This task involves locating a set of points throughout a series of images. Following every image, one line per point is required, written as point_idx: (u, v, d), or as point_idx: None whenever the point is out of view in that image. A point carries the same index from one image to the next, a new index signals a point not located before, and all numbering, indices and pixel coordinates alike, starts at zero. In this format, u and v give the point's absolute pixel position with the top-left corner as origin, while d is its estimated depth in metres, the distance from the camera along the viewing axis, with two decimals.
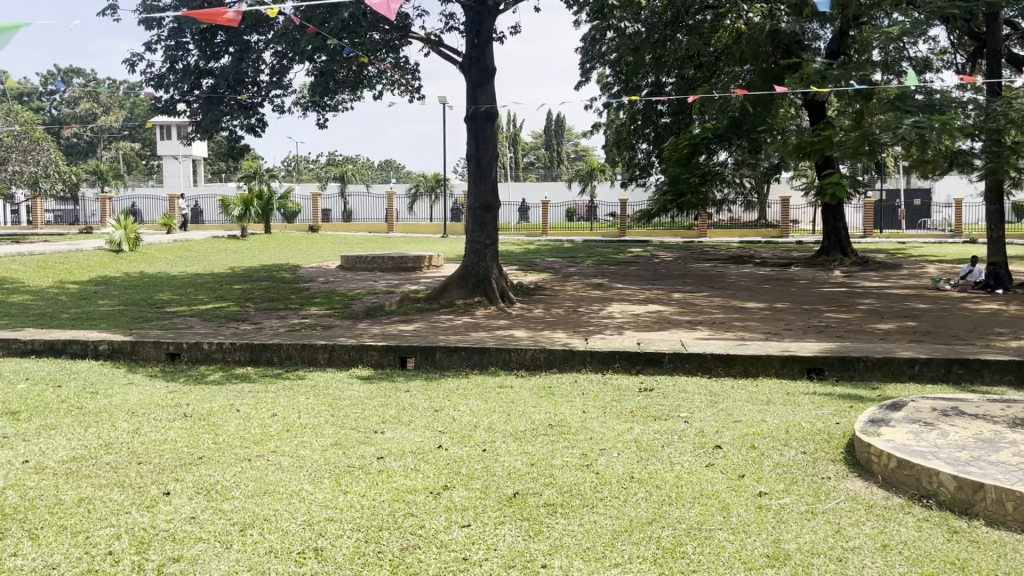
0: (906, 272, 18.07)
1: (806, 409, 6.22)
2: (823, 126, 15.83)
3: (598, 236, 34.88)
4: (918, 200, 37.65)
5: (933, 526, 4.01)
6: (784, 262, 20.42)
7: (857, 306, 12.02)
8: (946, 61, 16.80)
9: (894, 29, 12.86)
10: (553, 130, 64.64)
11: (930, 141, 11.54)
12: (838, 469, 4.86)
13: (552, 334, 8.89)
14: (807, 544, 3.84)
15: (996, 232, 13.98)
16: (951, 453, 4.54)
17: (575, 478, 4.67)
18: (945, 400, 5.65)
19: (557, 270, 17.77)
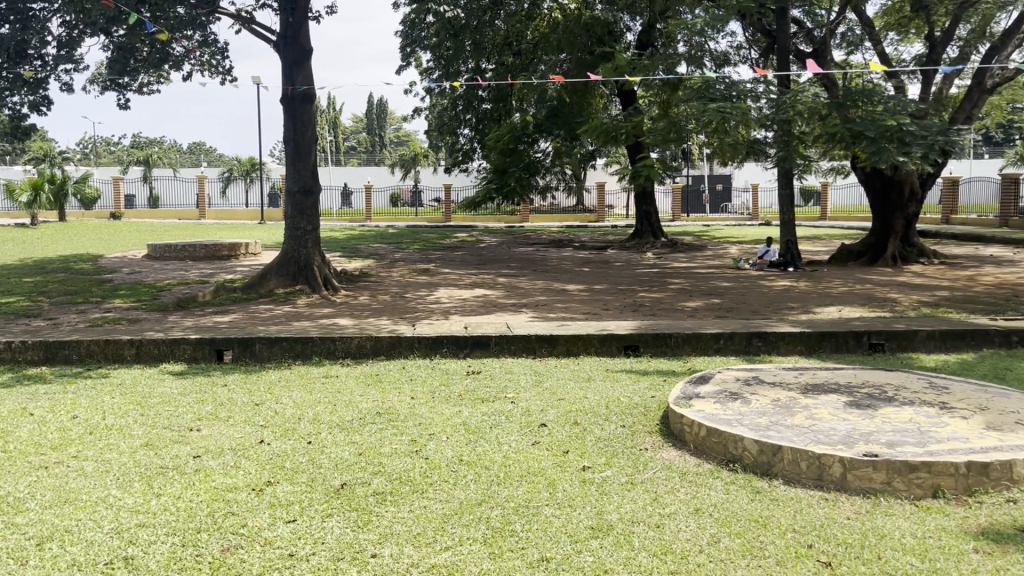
0: (710, 253, 19.36)
1: (623, 384, 6.52)
2: (633, 112, 16.59)
3: (422, 222, 34.75)
4: (719, 187, 40.43)
5: (738, 488, 4.32)
6: (600, 245, 21.28)
7: (668, 286, 12.71)
8: (742, 56, 17.95)
9: (697, 21, 13.60)
10: (375, 113, 63.78)
11: (730, 126, 12.37)
12: (654, 439, 5.14)
13: (377, 321, 8.77)
14: (628, 514, 4.02)
15: (787, 216, 15.25)
16: (753, 420, 4.90)
17: (404, 464, 4.63)
18: (747, 371, 6.11)
19: (381, 256, 17.55)
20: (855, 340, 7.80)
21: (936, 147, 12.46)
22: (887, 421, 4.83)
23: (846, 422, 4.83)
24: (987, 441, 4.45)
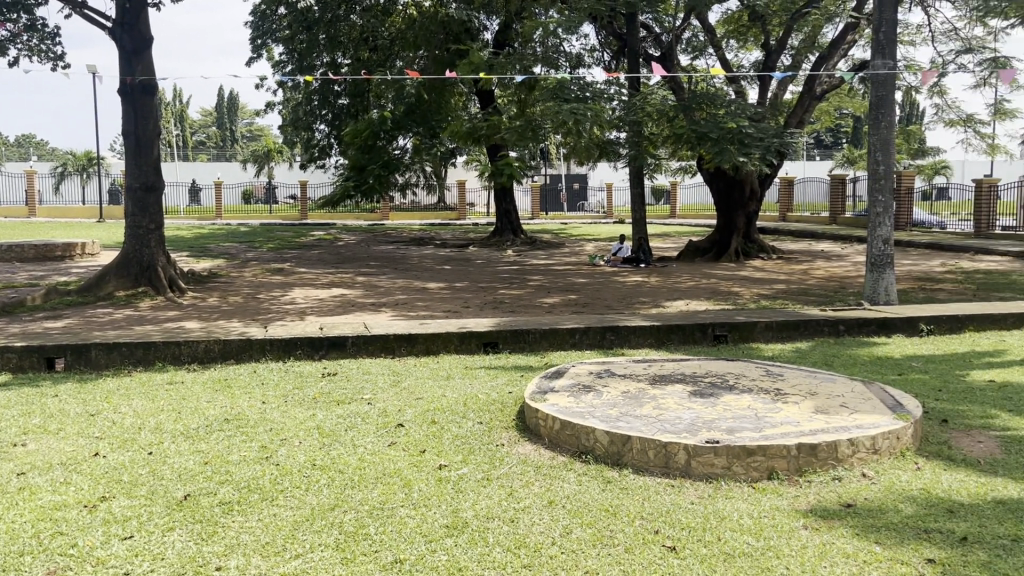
0: (568, 250, 19.81)
1: (481, 381, 6.55)
2: (491, 111, 16.72)
3: (277, 220, 33.74)
4: (576, 185, 41.45)
5: (590, 479, 4.44)
6: (460, 243, 21.34)
7: (527, 283, 12.90)
8: (595, 58, 18.46)
9: (551, 22, 13.85)
10: (226, 106, 61.28)
11: (584, 127, 12.68)
12: (510, 435, 5.20)
13: (227, 324, 8.42)
14: (483, 511, 4.04)
15: (639, 214, 15.82)
16: (604, 412, 5.04)
17: (253, 472, 4.47)
18: (600, 364, 6.29)
19: (233, 255, 16.89)
20: (702, 332, 8.15)
21: (772, 149, 13.28)
22: (727, 409, 5.09)
23: (690, 411, 5.05)
24: (816, 424, 4.77)
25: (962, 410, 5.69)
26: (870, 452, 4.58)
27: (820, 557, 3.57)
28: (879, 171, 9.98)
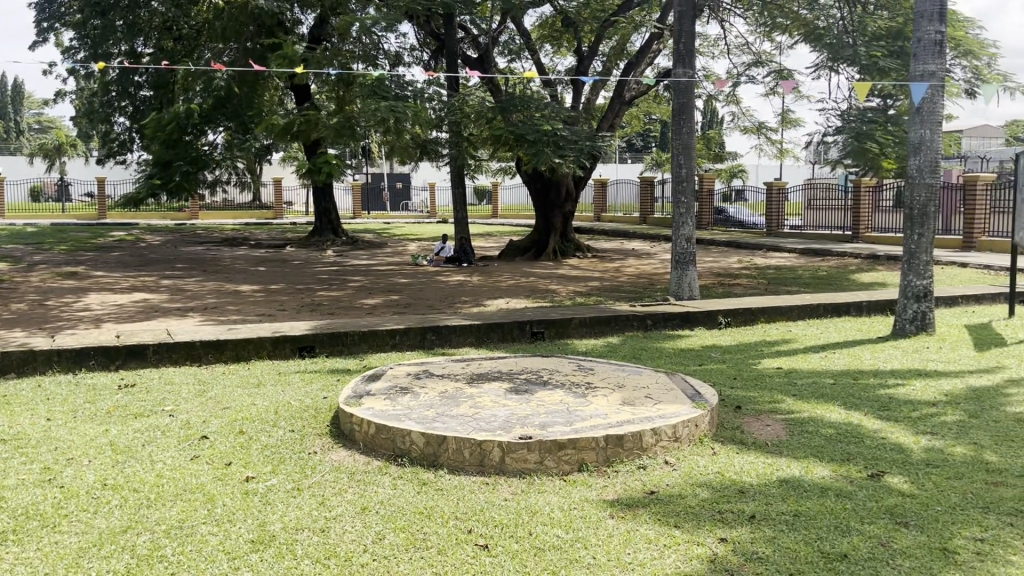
0: (390, 249, 19.62)
1: (295, 387, 6.32)
2: (307, 107, 16.24)
3: (71, 219, 31.11)
4: (398, 184, 41.17)
5: (405, 482, 4.39)
6: (277, 243, 20.60)
7: (346, 284, 12.63)
8: (415, 56, 18.38)
9: (368, 19, 13.64)
10: (9, 95, 55.80)
11: (403, 126, 12.57)
12: (323, 442, 5.05)
13: (7, 334, 7.64)
14: (292, 522, 3.89)
15: (460, 213, 15.94)
16: (420, 413, 5.00)
17: (33, 497, 4.06)
18: (417, 366, 6.25)
19: (18, 258, 15.38)
20: (519, 330, 8.29)
21: (584, 152, 13.80)
22: (541, 404, 5.20)
23: (505, 408, 5.12)
24: (623, 415, 4.97)
25: (753, 396, 6.13)
26: (672, 440, 4.84)
27: (624, 545, 3.71)
28: (682, 174, 10.59)
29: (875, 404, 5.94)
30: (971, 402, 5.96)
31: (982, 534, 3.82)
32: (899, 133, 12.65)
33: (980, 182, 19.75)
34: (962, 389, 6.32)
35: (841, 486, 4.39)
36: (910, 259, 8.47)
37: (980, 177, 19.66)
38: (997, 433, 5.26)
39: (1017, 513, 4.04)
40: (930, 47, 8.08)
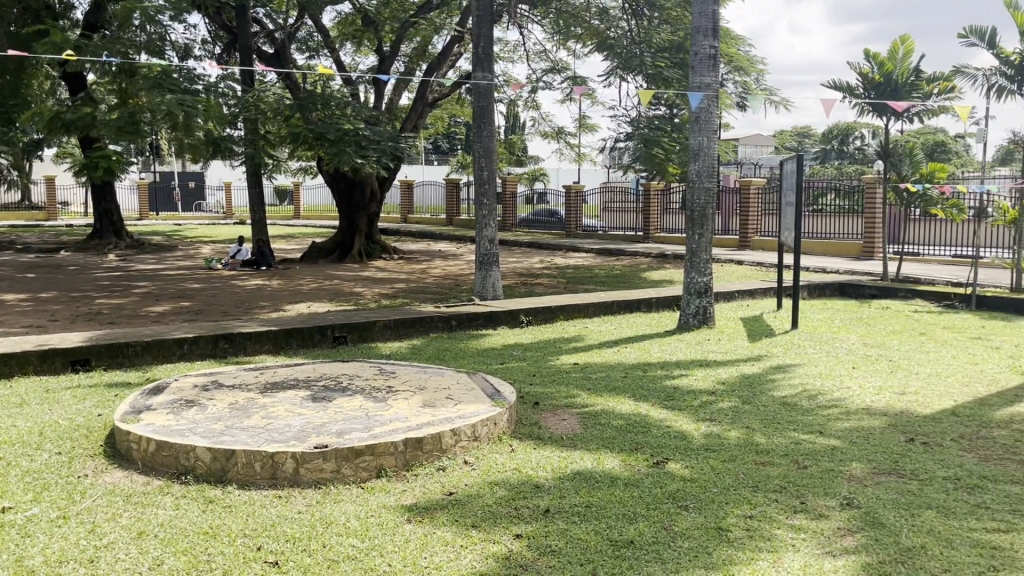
0: (182, 253, 18.47)
1: (65, 405, 5.76)
2: (83, 99, 14.94)
3: None
4: (191, 184, 38.88)
5: (189, 501, 4.11)
6: (51, 247, 18.80)
7: (131, 291, 11.74)
8: (205, 49, 17.43)
9: (151, 6, 12.75)
10: None
11: (193, 122, 11.86)
12: (96, 463, 4.63)
13: None
14: (56, 554, 3.53)
15: (258, 214, 15.30)
16: (206, 427, 4.71)
17: None
18: (205, 376, 5.89)
19: None
20: (320, 334, 8.06)
21: (386, 153, 13.52)
22: (338, 411, 5.06)
23: (300, 416, 4.93)
24: (422, 418, 4.94)
25: (551, 391, 6.31)
26: (470, 440, 4.87)
27: (420, 549, 3.68)
28: (483, 176, 10.74)
29: (661, 394, 6.30)
30: (744, 389, 6.47)
31: (751, 510, 4.14)
32: (682, 140, 13.61)
33: (753, 186, 21.64)
34: (736, 377, 6.85)
35: (628, 475, 4.61)
36: (692, 258, 9.07)
37: (753, 181, 21.52)
38: (765, 416, 5.74)
39: (781, 489, 4.42)
40: (706, 61, 8.69)
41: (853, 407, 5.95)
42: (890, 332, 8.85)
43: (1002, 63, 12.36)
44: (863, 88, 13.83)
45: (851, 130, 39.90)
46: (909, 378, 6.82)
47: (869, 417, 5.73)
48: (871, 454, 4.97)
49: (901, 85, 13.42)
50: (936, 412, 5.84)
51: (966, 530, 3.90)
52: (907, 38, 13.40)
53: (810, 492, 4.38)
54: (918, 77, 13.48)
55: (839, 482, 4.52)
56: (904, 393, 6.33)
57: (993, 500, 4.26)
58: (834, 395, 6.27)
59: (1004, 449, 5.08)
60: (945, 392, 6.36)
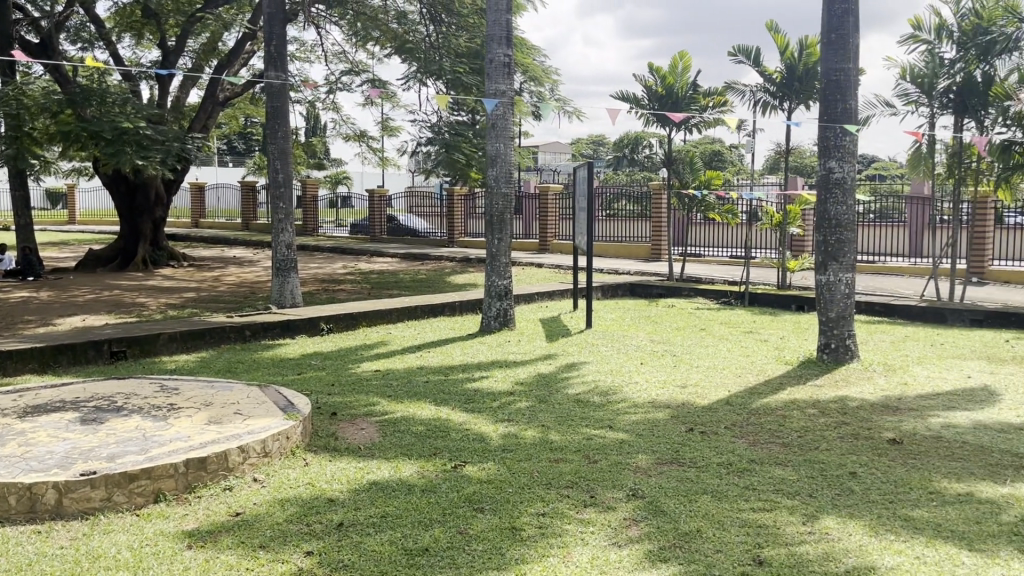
0: None
1: None
2: None
3: None
4: None
5: None
6: None
7: None
8: None
9: None
10: None
11: None
12: None
13: None
14: None
15: (24, 220, 13.89)
16: None
17: None
18: None
19: None
20: (96, 350, 7.41)
21: (171, 154, 12.64)
22: (110, 433, 4.66)
23: (65, 442, 4.49)
24: (206, 436, 4.65)
25: (349, 400, 6.17)
26: (260, 456, 4.64)
27: None
28: (278, 180, 10.37)
29: (461, 397, 6.33)
30: (541, 388, 6.65)
31: (543, 508, 4.24)
32: (481, 146, 13.86)
33: (551, 192, 22.40)
34: (534, 377, 7.03)
35: (425, 482, 4.58)
36: (492, 261, 9.21)
37: (551, 187, 22.34)
38: (560, 414, 5.92)
39: (572, 485, 4.56)
40: (501, 68, 8.84)
41: (640, 401, 6.28)
42: (675, 328, 9.46)
43: (766, 80, 13.54)
44: (648, 100, 14.70)
45: (641, 139, 42.35)
46: (691, 371, 7.30)
47: (655, 409, 6.07)
48: (655, 445, 5.26)
49: (681, 98, 14.39)
50: (713, 402, 6.29)
51: (735, 511, 4.21)
52: (685, 54, 14.38)
53: (599, 485, 4.56)
54: (695, 91, 14.51)
55: (625, 474, 4.73)
56: (685, 385, 6.77)
57: (760, 481, 4.63)
58: (624, 390, 6.59)
59: (769, 432, 5.55)
60: (721, 383, 6.86)
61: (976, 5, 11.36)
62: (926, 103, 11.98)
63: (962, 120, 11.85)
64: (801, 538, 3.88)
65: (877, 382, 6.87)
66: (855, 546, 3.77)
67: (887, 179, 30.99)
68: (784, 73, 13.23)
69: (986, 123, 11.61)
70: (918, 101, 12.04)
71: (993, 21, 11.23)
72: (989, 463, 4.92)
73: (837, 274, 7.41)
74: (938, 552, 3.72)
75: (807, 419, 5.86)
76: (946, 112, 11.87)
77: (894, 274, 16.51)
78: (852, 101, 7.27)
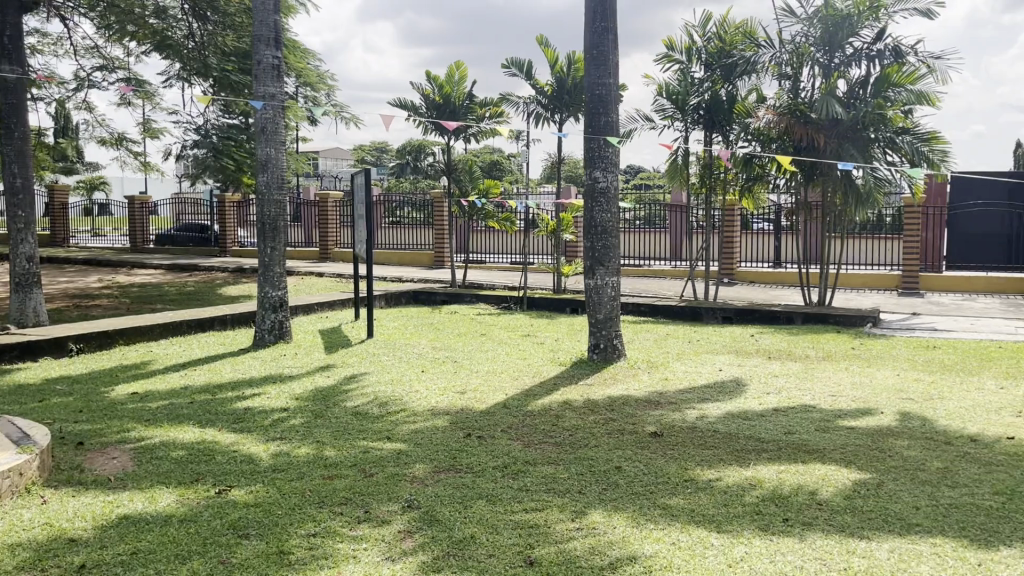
0: None
1: None
2: None
3: None
4: None
5: None
6: None
7: None
8: None
9: None
10: None
11: None
12: None
13: None
14: None
15: None
16: None
17: None
18: None
19: None
20: None
21: None
22: None
23: None
24: None
25: (99, 428, 5.61)
26: None
27: None
28: (17, 185, 9.34)
29: (229, 417, 5.97)
30: (316, 402, 6.42)
31: (314, 528, 4.07)
32: (252, 150, 13.32)
33: (331, 200, 22.03)
34: (310, 391, 6.78)
35: (184, 511, 4.25)
36: (264, 271, 8.82)
37: (330, 195, 21.95)
38: (335, 428, 5.75)
39: (345, 502, 4.42)
40: (269, 70, 8.48)
41: (419, 410, 6.24)
42: (456, 335, 9.54)
43: (538, 93, 14.06)
44: (425, 108, 14.78)
45: (422, 147, 42.71)
46: (470, 376, 7.38)
47: (433, 417, 6.05)
48: (432, 454, 5.23)
49: (458, 107, 14.61)
50: (490, 407, 6.38)
51: (509, 514, 4.27)
52: (461, 65, 14.63)
53: (374, 499, 4.44)
54: (472, 101, 14.79)
55: (401, 486, 4.66)
56: (464, 391, 6.82)
57: (532, 482, 4.74)
58: (403, 400, 6.52)
59: (543, 433, 5.71)
60: (499, 387, 6.99)
61: (718, 30, 12.46)
62: (680, 118, 12.98)
63: (711, 135, 12.99)
64: (570, 534, 4.00)
65: (642, 379, 7.31)
66: (619, 538, 3.95)
67: (650, 188, 33.41)
68: (555, 87, 13.81)
69: (731, 138, 12.78)
70: (673, 116, 13.02)
71: (733, 45, 12.39)
72: (736, 448, 5.37)
73: (604, 277, 7.81)
74: (691, 536, 3.98)
75: (578, 418, 6.10)
76: (697, 127, 12.93)
77: (658, 277, 17.77)
78: (613, 114, 7.68)
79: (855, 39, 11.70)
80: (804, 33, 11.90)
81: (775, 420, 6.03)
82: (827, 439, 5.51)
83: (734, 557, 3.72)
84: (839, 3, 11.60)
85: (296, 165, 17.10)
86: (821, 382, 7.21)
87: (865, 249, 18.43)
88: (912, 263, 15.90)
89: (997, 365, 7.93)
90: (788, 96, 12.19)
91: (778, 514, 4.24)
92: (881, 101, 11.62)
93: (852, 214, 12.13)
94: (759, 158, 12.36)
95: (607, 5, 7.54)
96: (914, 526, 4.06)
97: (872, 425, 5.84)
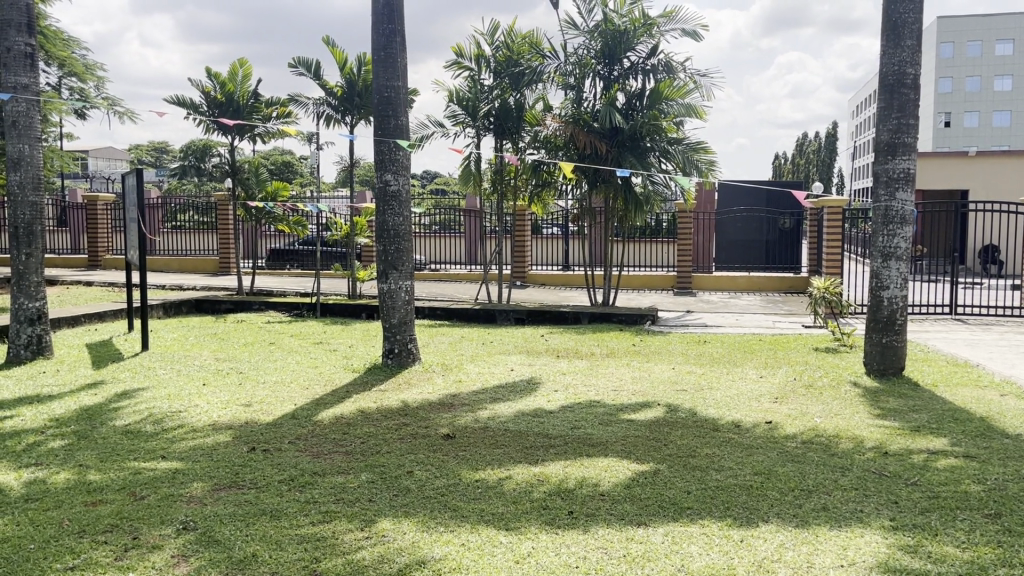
0: None
1: None
2: None
3: None
4: None
5: None
6: None
7: None
8: None
9: None
10: None
11: None
12: None
13: None
14: None
15: None
16: None
17: None
18: None
19: None
20: None
21: None
22: None
23: None
24: None
25: None
26: None
27: None
28: None
29: None
30: (80, 423, 5.87)
31: (71, 561, 3.69)
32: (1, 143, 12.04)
33: (100, 203, 20.14)
34: (73, 411, 6.19)
35: None
36: (18, 280, 7.98)
37: (99, 197, 19.95)
38: (102, 450, 5.27)
39: (110, 529, 4.05)
40: (20, 58, 7.67)
41: (199, 425, 5.88)
42: (241, 344, 9.10)
43: (328, 94, 13.78)
44: (206, 106, 14.03)
45: (205, 147, 40.19)
46: (255, 388, 7.04)
47: (214, 432, 5.71)
48: (212, 471, 4.93)
49: (242, 106, 14.01)
50: (276, 418, 6.12)
51: (294, 528, 4.11)
52: (244, 62, 14.03)
53: (143, 524, 4.10)
54: (257, 100, 14.23)
55: (177, 507, 4.34)
56: (248, 404, 6.50)
57: (320, 493, 4.59)
58: (180, 416, 6.10)
59: (333, 442, 5.57)
60: (286, 397, 6.74)
61: (506, 39, 12.77)
62: (471, 124, 13.15)
63: (501, 142, 13.26)
64: (358, 544, 3.91)
65: (435, 382, 7.33)
66: (408, 544, 3.90)
67: (445, 194, 33.68)
68: (345, 88, 13.58)
69: (520, 145, 13.15)
70: (464, 122, 13.18)
71: (521, 54, 12.76)
72: (524, 446, 5.50)
73: (397, 282, 7.74)
74: (480, 536, 4.01)
75: (368, 425, 5.99)
76: (488, 133, 13.15)
77: (453, 280, 18.05)
78: (402, 117, 7.64)
79: (631, 53, 12.45)
80: (586, 45, 12.50)
81: (561, 416, 6.25)
82: (610, 432, 5.79)
83: (520, 553, 3.79)
84: (617, 19, 12.29)
85: (59, 163, 15.65)
86: (605, 378, 7.58)
87: (645, 252, 19.68)
88: (685, 266, 17.11)
89: (756, 356, 8.73)
90: (572, 105, 12.77)
91: (562, 508, 4.38)
92: (656, 112, 12.46)
93: (632, 219, 12.90)
94: (547, 164, 12.93)
95: (394, 7, 7.51)
96: (685, 510, 4.33)
97: (649, 417, 6.20)
